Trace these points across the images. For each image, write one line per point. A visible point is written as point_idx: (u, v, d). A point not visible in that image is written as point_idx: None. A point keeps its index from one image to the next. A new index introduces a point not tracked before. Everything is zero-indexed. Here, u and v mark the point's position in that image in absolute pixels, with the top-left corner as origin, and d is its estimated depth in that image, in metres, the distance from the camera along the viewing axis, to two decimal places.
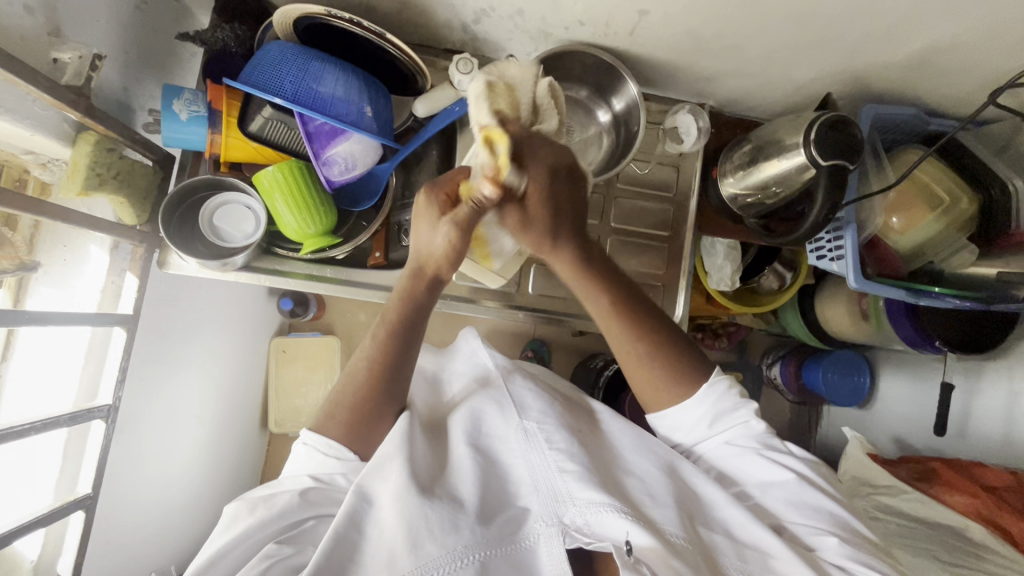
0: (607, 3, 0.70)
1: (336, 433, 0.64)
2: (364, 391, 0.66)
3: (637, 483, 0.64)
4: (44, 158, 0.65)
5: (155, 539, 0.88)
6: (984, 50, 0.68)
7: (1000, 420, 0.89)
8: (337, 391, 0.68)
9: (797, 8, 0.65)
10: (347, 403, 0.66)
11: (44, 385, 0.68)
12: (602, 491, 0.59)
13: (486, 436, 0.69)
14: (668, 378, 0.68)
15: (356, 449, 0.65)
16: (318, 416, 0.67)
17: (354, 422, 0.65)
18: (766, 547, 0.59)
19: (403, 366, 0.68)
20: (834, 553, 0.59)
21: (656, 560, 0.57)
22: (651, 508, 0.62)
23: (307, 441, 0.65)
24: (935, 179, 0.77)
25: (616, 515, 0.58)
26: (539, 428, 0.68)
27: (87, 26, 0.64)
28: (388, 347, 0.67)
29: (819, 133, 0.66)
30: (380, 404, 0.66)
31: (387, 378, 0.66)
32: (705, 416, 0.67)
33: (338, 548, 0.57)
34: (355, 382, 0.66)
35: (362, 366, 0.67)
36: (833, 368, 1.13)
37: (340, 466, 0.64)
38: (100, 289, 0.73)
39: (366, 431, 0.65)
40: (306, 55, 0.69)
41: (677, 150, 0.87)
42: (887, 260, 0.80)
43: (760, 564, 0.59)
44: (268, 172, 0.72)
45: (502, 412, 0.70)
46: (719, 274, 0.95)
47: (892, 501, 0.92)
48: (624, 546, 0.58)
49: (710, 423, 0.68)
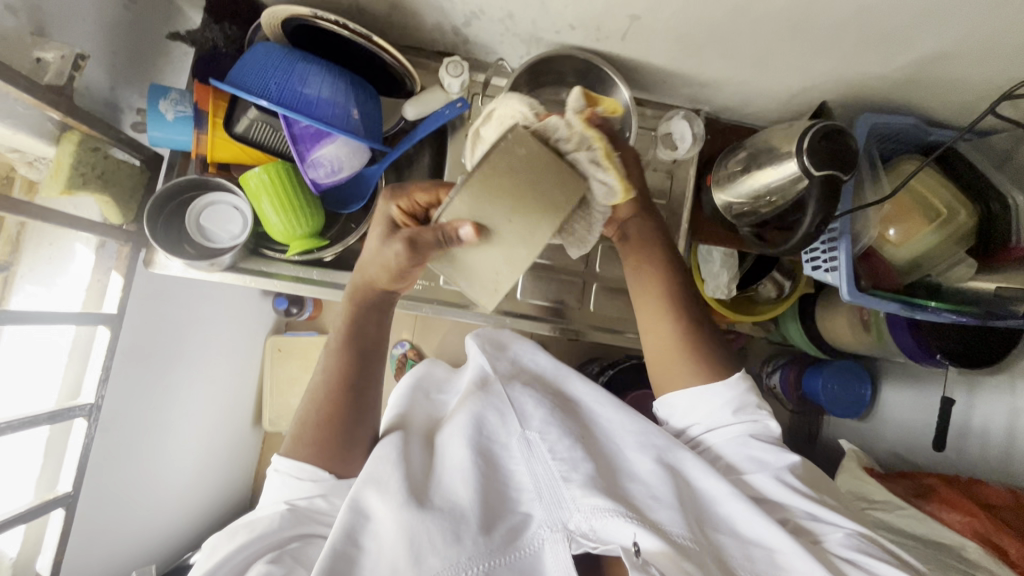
0: (596, 7, 0.69)
1: (306, 455, 0.63)
2: (332, 407, 0.65)
3: (639, 484, 0.64)
4: (30, 156, 0.65)
5: (141, 536, 0.88)
6: (982, 60, 0.66)
7: (1003, 438, 0.86)
8: (302, 413, 0.66)
9: (787, 14, 0.64)
10: (312, 423, 0.65)
11: (25, 384, 0.68)
12: (605, 497, 0.60)
13: (490, 441, 0.69)
14: (712, 375, 0.68)
15: (332, 469, 0.64)
16: (287, 440, 0.66)
17: (324, 441, 0.64)
18: (772, 541, 0.59)
19: (367, 376, 0.67)
20: (840, 544, 0.59)
21: (666, 562, 0.56)
22: (655, 510, 0.61)
23: (278, 468, 0.63)
24: (934, 192, 0.75)
25: (621, 520, 0.58)
26: (541, 437, 0.68)
27: (72, 26, 0.65)
28: (351, 361, 0.67)
29: (812, 143, 0.64)
30: (346, 413, 0.65)
31: (353, 390, 0.66)
32: (729, 403, 0.66)
33: (339, 564, 0.57)
34: (316, 399, 0.66)
35: (321, 381, 0.67)
36: (833, 377, 1.10)
37: (316, 489, 0.63)
38: (86, 288, 0.73)
39: (338, 450, 0.64)
40: (292, 56, 0.69)
41: (670, 156, 0.86)
42: (881, 273, 0.77)
43: (767, 560, 0.59)
44: (254, 172, 0.72)
45: (504, 420, 0.70)
46: (715, 282, 0.92)
47: (887, 516, 0.89)
48: (632, 548, 0.57)
49: (734, 411, 0.66)
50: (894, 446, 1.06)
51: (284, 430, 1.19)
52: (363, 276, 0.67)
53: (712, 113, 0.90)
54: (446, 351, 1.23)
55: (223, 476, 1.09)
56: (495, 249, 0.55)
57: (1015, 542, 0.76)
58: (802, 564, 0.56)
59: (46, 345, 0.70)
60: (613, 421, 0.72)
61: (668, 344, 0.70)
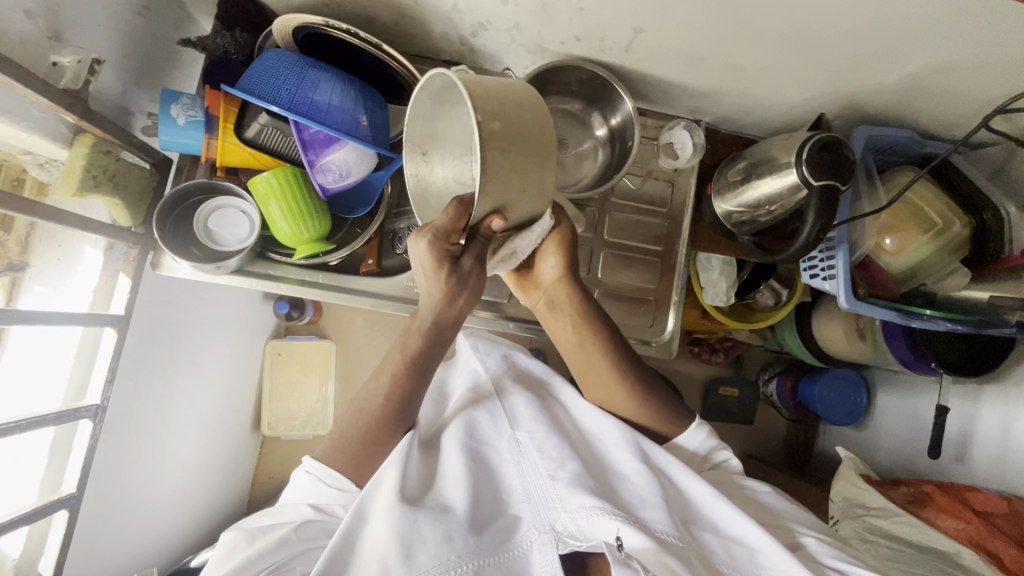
0: (602, 19, 0.70)
1: (342, 466, 0.66)
2: (375, 420, 0.67)
3: (627, 484, 0.67)
4: (41, 159, 0.66)
5: (142, 539, 0.88)
6: (977, 74, 0.68)
7: (995, 447, 0.88)
8: (345, 422, 0.69)
9: (788, 29, 0.66)
10: (355, 438, 0.67)
11: (32, 384, 0.69)
12: (591, 496, 0.62)
13: (480, 444, 0.72)
14: (668, 429, 0.74)
15: (353, 478, 0.67)
16: (321, 444, 0.68)
17: (357, 449, 0.67)
18: (753, 542, 0.63)
19: (415, 393, 0.69)
20: (823, 552, 0.64)
21: (649, 557, 0.60)
22: (642, 509, 0.63)
23: (309, 470, 0.67)
24: (929, 203, 0.77)
25: (606, 517, 0.60)
26: (531, 438, 0.71)
27: (88, 31, 0.66)
28: (403, 383, 0.67)
29: (811, 153, 0.66)
30: (391, 425, 0.68)
31: (400, 408, 0.68)
32: (696, 447, 0.74)
33: (334, 565, 0.58)
34: (364, 415, 0.68)
35: (378, 404, 0.67)
36: (828, 386, 1.14)
37: (340, 498, 0.66)
38: (93, 289, 0.74)
39: (368, 459, 0.67)
40: (303, 64, 0.70)
41: (672, 165, 0.88)
42: (878, 281, 0.80)
43: (747, 558, 0.63)
44: (263, 177, 0.73)
45: (496, 421, 0.74)
46: (714, 289, 0.95)
47: (884, 523, 0.89)
48: (615, 543, 0.59)
49: (702, 457, 0.75)
50: (890, 456, 1.07)
51: (282, 435, 1.19)
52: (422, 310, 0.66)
53: (712, 124, 0.91)
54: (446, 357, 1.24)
55: (222, 480, 1.09)
56: (526, 205, 0.54)
57: (1011, 550, 0.78)
58: (780, 560, 0.61)
59: (52, 346, 0.71)
60: (593, 421, 0.74)
61: (619, 406, 0.75)
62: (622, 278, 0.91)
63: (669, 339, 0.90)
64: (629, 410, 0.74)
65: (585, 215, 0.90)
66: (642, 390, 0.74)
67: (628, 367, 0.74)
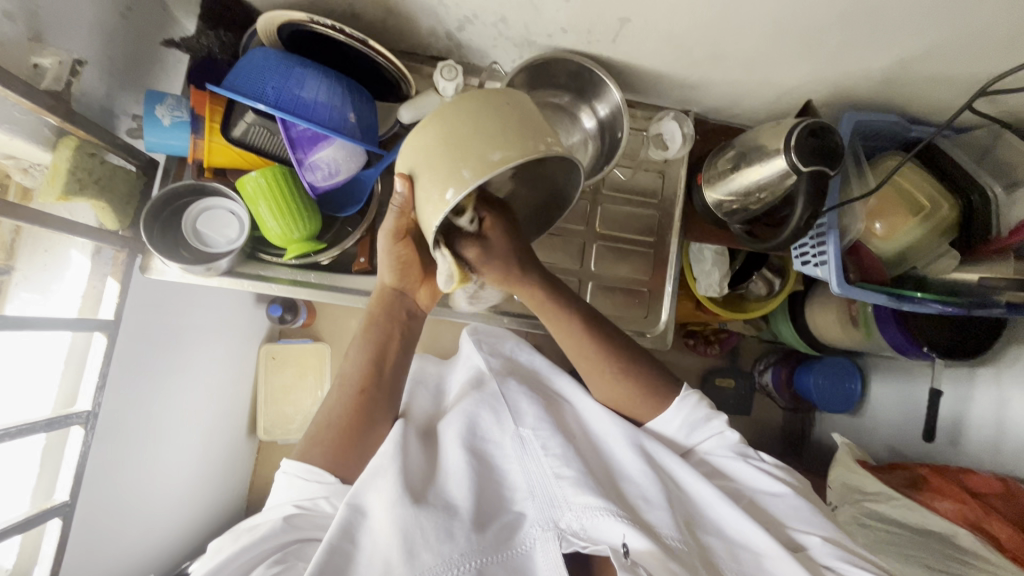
0: (589, 11, 0.70)
1: (317, 459, 0.67)
2: (350, 410, 0.70)
3: (634, 485, 0.69)
4: (24, 163, 0.66)
5: (139, 548, 0.88)
6: (958, 55, 0.68)
7: (986, 430, 0.88)
8: (320, 420, 0.70)
9: (772, 17, 0.66)
10: (332, 430, 0.69)
11: (24, 390, 0.68)
12: (597, 496, 0.63)
13: (484, 440, 0.72)
14: (661, 404, 0.74)
15: (337, 473, 0.67)
16: (298, 447, 0.69)
17: (337, 446, 0.68)
18: (760, 547, 0.64)
19: (386, 381, 0.73)
20: (822, 552, 0.63)
21: (652, 561, 0.60)
22: (646, 512, 0.66)
23: (287, 471, 0.66)
24: (916, 186, 0.78)
25: (612, 519, 0.61)
26: (535, 436, 0.70)
27: (69, 32, 0.65)
28: (379, 371, 0.73)
29: (798, 138, 0.66)
30: (369, 414, 0.70)
31: (373, 396, 0.72)
32: (682, 426, 0.73)
33: (334, 560, 0.58)
34: (343, 402, 0.70)
35: (343, 388, 0.72)
36: (823, 374, 1.13)
37: (322, 491, 0.65)
38: (82, 294, 0.73)
39: (348, 452, 0.68)
40: (290, 61, 0.69)
41: (661, 156, 0.88)
42: (871, 266, 0.79)
43: (754, 563, 0.64)
44: (251, 176, 0.72)
45: (499, 419, 0.74)
46: (707, 280, 0.95)
47: (880, 507, 0.90)
48: (621, 548, 0.61)
49: (688, 432, 0.74)
50: (884, 438, 1.07)
51: (279, 439, 1.18)
52: (384, 292, 0.76)
53: (700, 114, 0.92)
54: (440, 353, 1.19)
55: (220, 485, 1.08)
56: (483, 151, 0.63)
57: (1006, 530, 0.78)
58: (785, 565, 0.61)
59: (40, 353, 0.70)
60: (603, 426, 0.75)
61: (610, 382, 0.74)
62: (616, 272, 0.91)
63: (664, 329, 0.89)
64: (634, 403, 0.75)
65: (578, 208, 0.91)
66: (626, 364, 0.74)
67: (611, 344, 0.74)
